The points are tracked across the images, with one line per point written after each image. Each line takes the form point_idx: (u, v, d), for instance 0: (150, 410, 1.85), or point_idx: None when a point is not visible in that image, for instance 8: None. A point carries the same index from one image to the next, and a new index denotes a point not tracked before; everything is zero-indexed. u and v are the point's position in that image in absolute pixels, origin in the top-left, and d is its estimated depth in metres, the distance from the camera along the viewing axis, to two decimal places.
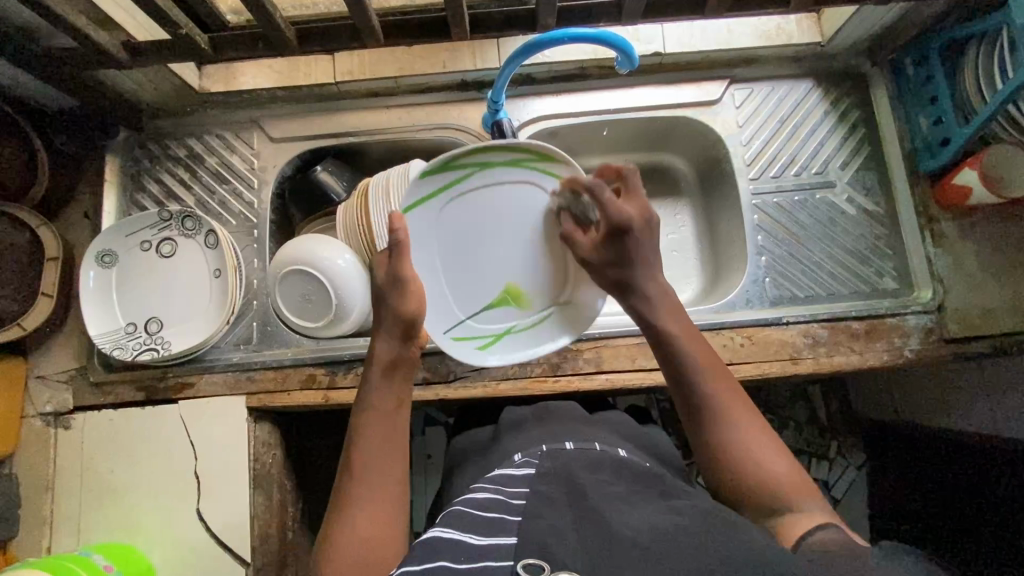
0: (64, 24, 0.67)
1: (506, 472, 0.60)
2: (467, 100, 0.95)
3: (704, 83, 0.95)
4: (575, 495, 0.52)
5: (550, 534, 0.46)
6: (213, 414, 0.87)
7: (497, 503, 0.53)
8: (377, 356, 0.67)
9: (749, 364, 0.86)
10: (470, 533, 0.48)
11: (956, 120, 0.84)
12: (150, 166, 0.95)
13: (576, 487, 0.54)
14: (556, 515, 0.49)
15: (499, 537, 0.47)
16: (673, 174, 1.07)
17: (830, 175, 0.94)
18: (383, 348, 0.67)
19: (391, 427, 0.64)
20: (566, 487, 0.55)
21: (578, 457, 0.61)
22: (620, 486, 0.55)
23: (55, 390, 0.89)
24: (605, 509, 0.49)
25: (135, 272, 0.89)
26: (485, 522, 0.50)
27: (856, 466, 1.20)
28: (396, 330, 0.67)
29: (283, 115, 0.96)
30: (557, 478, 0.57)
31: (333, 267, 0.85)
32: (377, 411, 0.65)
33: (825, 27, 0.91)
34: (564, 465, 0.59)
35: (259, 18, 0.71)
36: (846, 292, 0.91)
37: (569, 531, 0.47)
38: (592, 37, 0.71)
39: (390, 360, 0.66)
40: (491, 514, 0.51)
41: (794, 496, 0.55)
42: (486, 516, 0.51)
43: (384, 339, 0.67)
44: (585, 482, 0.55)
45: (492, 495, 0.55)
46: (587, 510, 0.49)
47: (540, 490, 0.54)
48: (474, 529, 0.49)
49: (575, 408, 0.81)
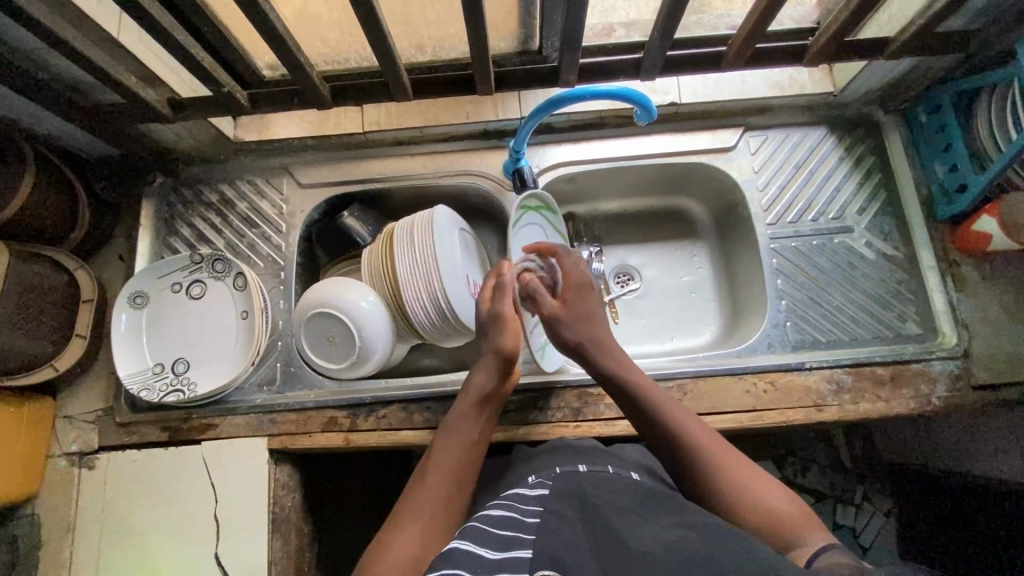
0: (115, 83, 0.72)
1: (520, 491, 0.61)
2: (490, 148, 0.98)
3: (719, 130, 0.97)
4: (590, 510, 0.53)
5: (564, 549, 0.48)
6: (234, 454, 0.87)
7: (511, 519, 0.54)
8: (474, 387, 0.73)
9: (774, 411, 0.85)
10: (484, 548, 0.50)
11: (972, 167, 0.85)
12: (183, 210, 0.99)
13: (589, 505, 0.54)
14: (571, 531, 0.51)
15: (515, 551, 0.49)
16: (689, 217, 1.09)
17: (848, 220, 0.95)
18: (481, 381, 0.73)
19: (464, 450, 0.68)
20: (577, 503, 0.55)
21: (592, 480, 0.60)
22: (633, 497, 0.55)
23: (82, 430, 0.91)
24: (619, 524, 0.50)
25: (165, 312, 0.91)
26: (502, 539, 0.51)
27: (884, 512, 1.17)
28: (495, 365, 0.74)
29: (313, 162, 0.99)
30: (569, 497, 0.57)
31: (357, 308, 0.86)
32: (457, 435, 0.69)
33: (838, 78, 0.94)
34: (577, 487, 0.58)
35: (297, 77, 0.75)
36: (869, 337, 0.90)
37: (584, 545, 0.48)
38: (612, 94, 0.75)
39: (484, 393, 0.73)
40: (506, 531, 0.52)
41: (792, 526, 0.55)
42: (501, 531, 0.52)
43: (484, 373, 0.74)
44: (596, 497, 0.55)
45: (506, 511, 0.56)
46: (601, 524, 0.50)
47: (553, 509, 0.54)
48: (488, 544, 0.51)
49: (593, 442, 0.81)
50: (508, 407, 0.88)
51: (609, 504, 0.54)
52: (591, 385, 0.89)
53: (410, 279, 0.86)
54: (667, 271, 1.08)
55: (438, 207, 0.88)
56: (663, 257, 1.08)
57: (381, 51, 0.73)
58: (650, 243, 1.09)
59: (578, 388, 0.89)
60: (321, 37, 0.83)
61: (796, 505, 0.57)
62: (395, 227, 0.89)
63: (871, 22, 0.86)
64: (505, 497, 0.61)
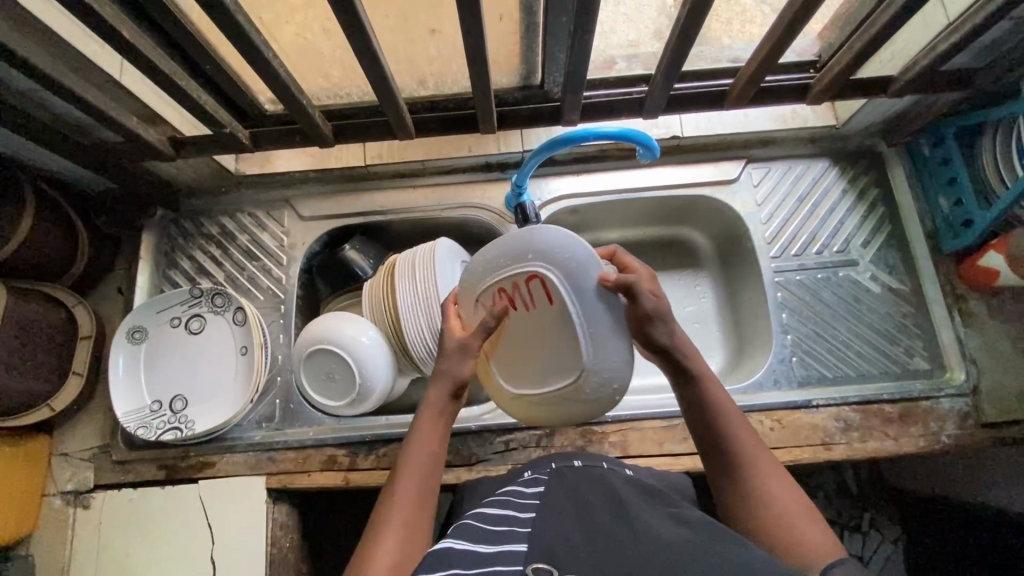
0: (118, 125, 0.72)
1: (513, 488, 0.60)
2: (492, 181, 0.98)
3: (721, 162, 0.97)
4: (585, 507, 0.52)
5: (560, 545, 0.47)
6: (232, 493, 0.86)
7: (507, 516, 0.53)
8: (432, 401, 0.62)
9: (781, 450, 0.84)
10: (477, 543, 0.49)
11: (977, 203, 0.84)
12: (183, 243, 0.98)
13: (584, 501, 0.53)
14: (567, 528, 0.50)
15: (510, 546, 0.48)
16: (692, 247, 1.08)
17: (852, 253, 0.94)
18: (438, 393, 0.62)
19: (429, 465, 0.60)
20: (572, 499, 0.54)
21: (586, 474, 0.59)
22: (627, 493, 0.54)
23: (77, 468, 0.89)
24: (616, 524, 0.49)
25: (163, 349, 0.90)
26: (497, 535, 0.50)
27: (891, 540, 1.12)
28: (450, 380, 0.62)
29: (313, 194, 0.99)
30: (564, 492, 0.56)
31: (357, 344, 0.86)
32: (418, 451, 0.60)
33: (839, 111, 0.94)
34: (570, 483, 0.57)
35: (300, 117, 0.76)
36: (875, 372, 0.89)
37: (579, 541, 0.48)
38: (615, 135, 0.75)
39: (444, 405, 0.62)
40: (501, 526, 0.51)
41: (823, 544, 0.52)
42: (495, 526, 0.52)
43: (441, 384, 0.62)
44: (591, 495, 0.54)
45: (500, 510, 0.55)
46: (597, 523, 0.50)
47: (548, 506, 0.53)
48: (482, 539, 0.50)
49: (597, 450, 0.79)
50: (511, 446, 0.87)
51: (605, 501, 0.53)
52: (595, 423, 0.87)
53: (411, 314, 0.85)
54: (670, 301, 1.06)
55: (441, 240, 0.87)
56: (666, 287, 1.07)
57: (383, 91, 0.73)
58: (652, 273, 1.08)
59: (581, 426, 0.87)
60: (323, 74, 0.81)
61: (826, 536, 0.53)
62: (396, 258, 0.89)
63: (872, 60, 0.87)
64: (500, 495, 0.60)
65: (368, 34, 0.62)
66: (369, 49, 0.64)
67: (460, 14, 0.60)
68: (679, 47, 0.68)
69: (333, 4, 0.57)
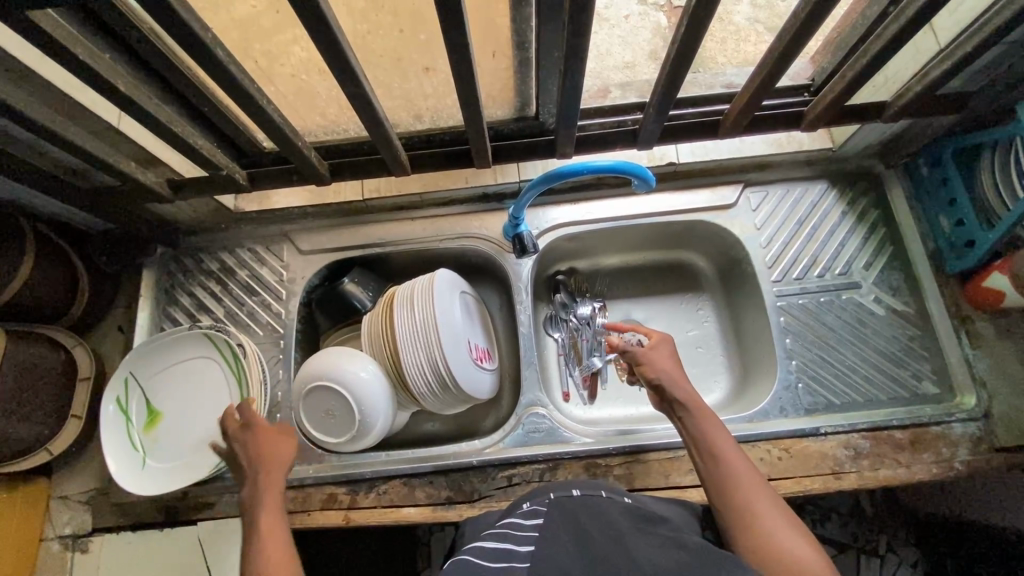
0: (116, 172, 0.72)
1: (512, 522, 0.57)
2: (489, 211, 0.99)
3: (718, 188, 0.97)
4: (587, 540, 0.50)
5: None
6: (233, 534, 0.85)
7: (506, 551, 0.52)
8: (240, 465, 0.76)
9: (790, 480, 0.82)
10: None
11: (978, 224, 0.83)
12: (183, 280, 0.98)
13: (583, 531, 0.52)
14: (565, 560, 0.49)
15: None
16: (693, 271, 1.07)
17: (855, 276, 0.93)
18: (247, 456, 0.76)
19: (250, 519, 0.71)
20: (573, 531, 0.52)
21: (585, 502, 0.56)
22: (625, 523, 0.52)
23: (76, 511, 0.89)
24: (619, 560, 0.47)
25: (122, 419, 0.86)
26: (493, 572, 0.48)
27: (909, 564, 1.09)
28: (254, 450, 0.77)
29: (313, 228, 0.99)
30: (564, 523, 0.54)
31: (356, 379, 0.84)
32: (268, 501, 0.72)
33: (835, 135, 0.95)
34: (570, 511, 0.55)
35: (297, 160, 0.77)
36: (884, 398, 0.88)
37: None
38: (607, 168, 0.75)
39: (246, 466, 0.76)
40: (501, 562, 0.50)
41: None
42: (494, 566, 0.49)
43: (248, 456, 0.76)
44: (591, 530, 0.52)
45: (501, 544, 0.53)
46: (596, 556, 0.48)
47: (548, 539, 0.51)
48: None
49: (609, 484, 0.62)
50: (514, 481, 0.85)
51: (606, 533, 0.51)
52: (600, 455, 0.86)
53: (410, 346, 0.85)
54: (673, 324, 1.05)
55: (441, 271, 0.88)
56: (665, 312, 1.06)
57: (377, 131, 0.73)
58: (652, 296, 1.07)
59: (585, 459, 0.86)
60: (320, 112, 0.82)
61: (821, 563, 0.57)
62: (395, 291, 0.89)
63: (865, 86, 0.87)
64: (501, 528, 0.58)
65: (360, 77, 0.62)
66: (361, 92, 0.64)
67: (451, 58, 0.60)
68: (669, 78, 0.68)
69: (325, 52, 0.57)
